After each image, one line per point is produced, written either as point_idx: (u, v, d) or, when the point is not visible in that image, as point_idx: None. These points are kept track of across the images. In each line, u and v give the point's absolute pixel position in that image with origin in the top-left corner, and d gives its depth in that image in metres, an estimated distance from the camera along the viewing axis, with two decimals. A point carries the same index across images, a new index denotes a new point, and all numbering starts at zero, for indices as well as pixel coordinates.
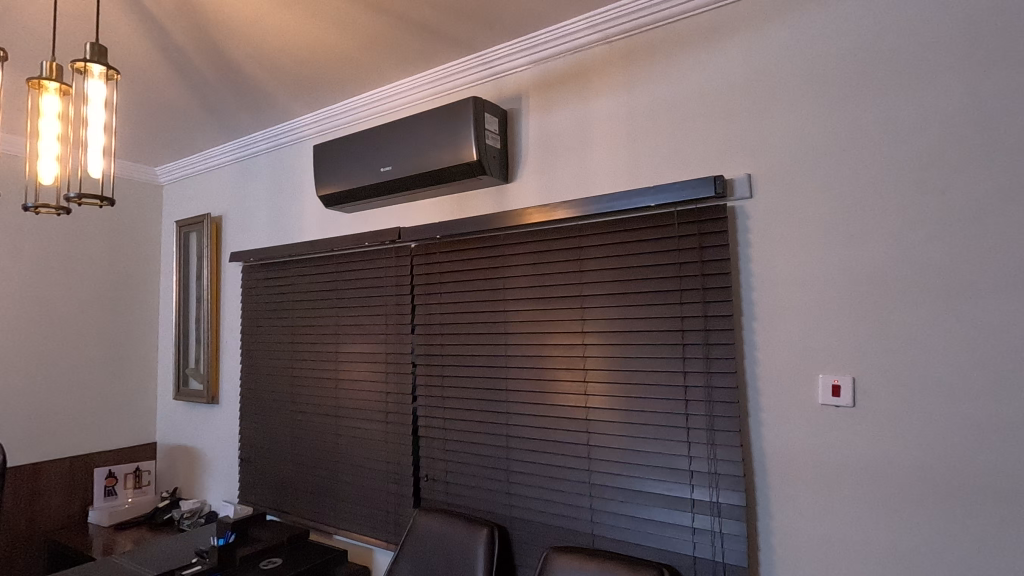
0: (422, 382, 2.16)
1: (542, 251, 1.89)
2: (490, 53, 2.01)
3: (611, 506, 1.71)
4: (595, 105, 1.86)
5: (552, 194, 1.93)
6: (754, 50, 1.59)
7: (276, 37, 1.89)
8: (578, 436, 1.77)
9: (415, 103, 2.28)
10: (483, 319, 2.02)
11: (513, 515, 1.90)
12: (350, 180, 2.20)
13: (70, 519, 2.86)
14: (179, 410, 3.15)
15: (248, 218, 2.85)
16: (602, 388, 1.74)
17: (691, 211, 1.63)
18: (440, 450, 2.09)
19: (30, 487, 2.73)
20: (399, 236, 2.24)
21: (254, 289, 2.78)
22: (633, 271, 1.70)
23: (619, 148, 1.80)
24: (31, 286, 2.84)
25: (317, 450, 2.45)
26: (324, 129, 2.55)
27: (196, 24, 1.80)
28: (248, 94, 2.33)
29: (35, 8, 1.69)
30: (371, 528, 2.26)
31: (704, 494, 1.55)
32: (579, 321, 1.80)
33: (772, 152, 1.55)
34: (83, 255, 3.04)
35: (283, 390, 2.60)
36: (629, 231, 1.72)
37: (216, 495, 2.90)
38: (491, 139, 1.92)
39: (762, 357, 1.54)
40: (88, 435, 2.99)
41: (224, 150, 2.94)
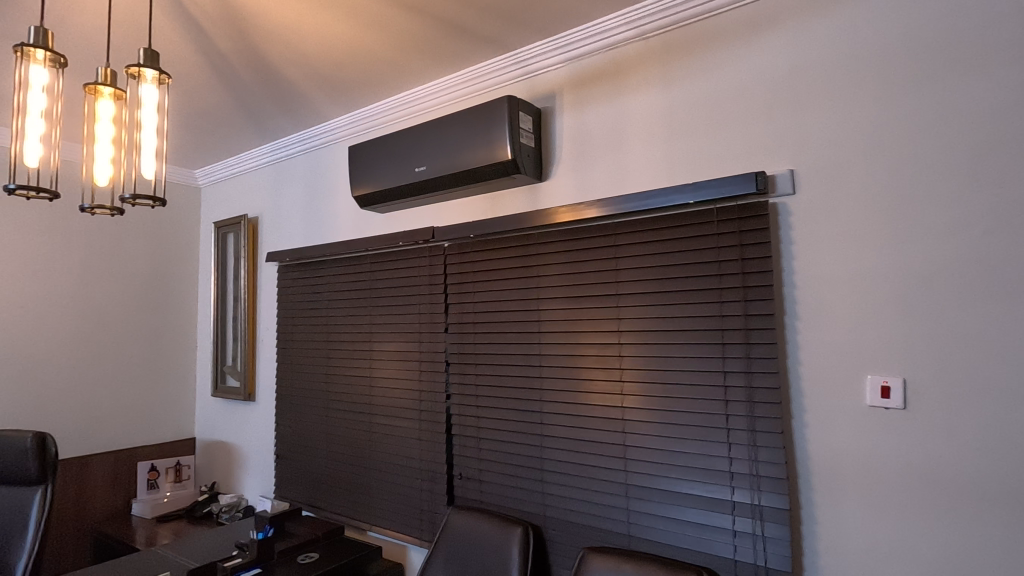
0: (455, 381, 2.17)
1: (577, 250, 1.87)
2: (524, 52, 2.01)
3: (648, 507, 1.68)
4: (630, 102, 1.84)
5: (587, 192, 1.91)
6: (797, 43, 1.56)
7: (314, 41, 1.93)
8: (614, 437, 1.76)
9: (449, 104, 2.30)
10: (517, 318, 2.01)
11: (547, 514, 1.90)
12: (384, 180, 2.23)
13: (115, 511, 2.96)
14: (216, 406, 3.23)
15: (283, 219, 2.91)
16: (639, 388, 1.72)
17: (731, 207, 1.60)
18: (474, 448, 2.09)
19: (78, 479, 2.83)
20: (433, 236, 2.25)
21: (289, 288, 2.83)
22: (671, 269, 1.68)
23: (655, 146, 1.78)
24: (79, 286, 2.94)
25: (351, 448, 2.48)
26: (358, 131, 2.58)
27: (238, 28, 1.84)
28: (286, 98, 2.37)
29: (88, 17, 1.76)
30: (405, 526, 2.28)
31: (745, 497, 1.52)
32: (614, 321, 1.78)
33: (816, 147, 1.51)
34: (127, 255, 3.14)
35: (318, 387, 2.65)
36: (666, 230, 1.70)
37: (252, 490, 2.96)
38: (525, 138, 1.92)
39: (805, 356, 1.50)
40: (131, 430, 3.09)
41: (260, 152, 3.01)
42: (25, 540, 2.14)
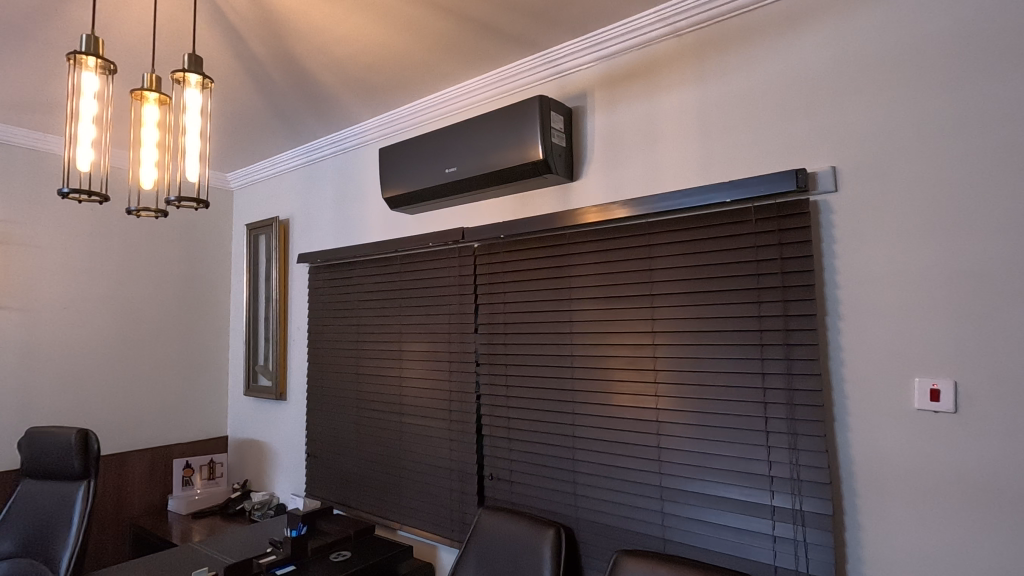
0: (485, 381, 2.17)
1: (609, 250, 1.86)
2: (555, 52, 2.01)
3: (684, 510, 1.66)
4: (663, 100, 1.82)
5: (619, 192, 1.90)
6: (837, 37, 1.52)
7: (347, 44, 1.95)
8: (648, 438, 1.74)
9: (478, 105, 2.30)
10: (547, 318, 2.01)
11: (579, 516, 1.88)
12: (414, 182, 2.24)
13: (152, 506, 3.03)
14: (248, 405, 3.29)
15: (313, 220, 2.95)
16: (673, 390, 1.70)
17: (769, 206, 1.57)
18: (504, 449, 2.09)
19: (117, 475, 2.90)
20: (463, 236, 2.26)
21: (320, 289, 2.87)
22: (706, 269, 1.66)
23: (689, 144, 1.75)
24: (118, 287, 3.03)
25: (381, 447, 2.50)
26: (387, 133, 2.60)
27: (273, 33, 1.88)
28: (317, 101, 2.41)
29: (132, 27, 1.81)
30: (435, 526, 2.29)
31: (785, 501, 1.49)
32: (648, 321, 1.76)
33: (858, 143, 1.48)
34: (163, 257, 3.22)
35: (348, 387, 2.68)
36: (701, 229, 1.68)
37: (284, 488, 3.01)
38: (556, 138, 1.91)
39: (849, 358, 1.47)
40: (166, 428, 3.17)
41: (291, 155, 3.06)
42: (69, 534, 2.20)
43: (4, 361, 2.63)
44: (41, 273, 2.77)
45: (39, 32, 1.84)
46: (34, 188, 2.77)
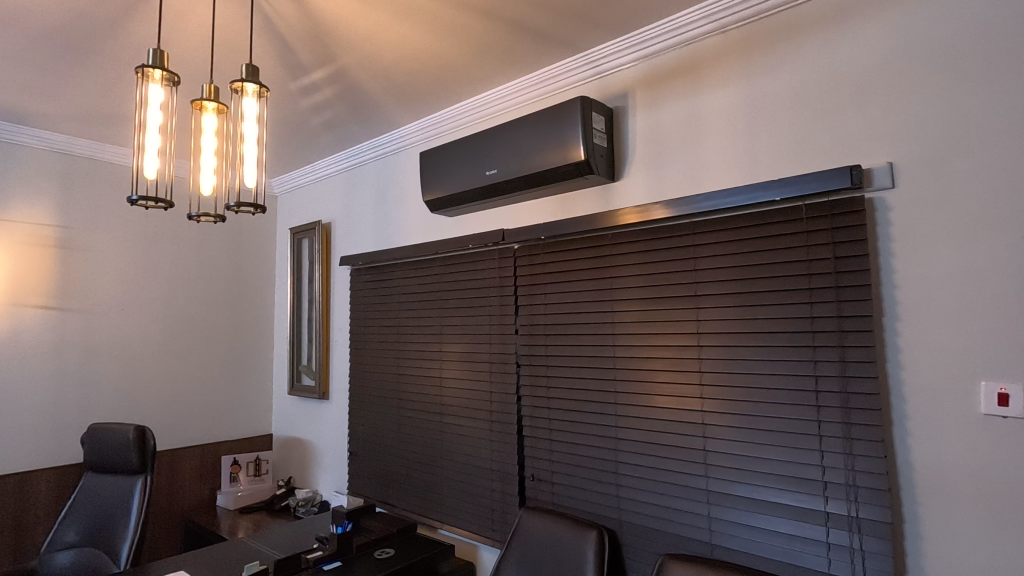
0: (526, 381, 2.18)
1: (653, 250, 1.84)
2: (597, 52, 2.00)
3: (732, 515, 1.63)
4: (707, 98, 1.79)
5: (662, 192, 1.88)
6: (894, 28, 1.47)
7: (390, 51, 1.99)
8: (694, 441, 1.71)
9: (518, 107, 2.31)
10: (589, 319, 2.00)
11: (623, 519, 1.87)
12: (455, 184, 2.27)
13: (202, 501, 3.14)
14: (292, 405, 3.38)
15: (355, 224, 3.02)
16: (720, 392, 1.67)
17: (822, 204, 1.53)
18: (546, 449, 2.09)
19: (169, 470, 3.02)
20: (503, 238, 2.27)
21: (361, 291, 2.93)
22: (754, 269, 1.63)
23: (735, 142, 1.72)
24: (169, 289, 3.15)
25: (422, 446, 2.54)
26: (427, 137, 2.64)
27: (320, 42, 1.93)
28: (360, 107, 2.46)
29: (188, 40, 1.89)
30: (476, 526, 2.30)
31: (840, 508, 1.45)
32: (693, 322, 1.74)
33: (916, 138, 1.43)
34: (211, 260, 3.34)
35: (389, 387, 2.72)
36: (750, 228, 1.65)
37: (326, 486, 3.07)
38: (598, 138, 1.91)
39: (908, 361, 1.41)
40: (214, 426, 3.28)
41: (333, 160, 3.13)
42: (129, 526, 2.30)
43: (67, 361, 2.77)
44: (100, 276, 2.90)
45: (103, 47, 1.93)
46: (94, 195, 2.92)
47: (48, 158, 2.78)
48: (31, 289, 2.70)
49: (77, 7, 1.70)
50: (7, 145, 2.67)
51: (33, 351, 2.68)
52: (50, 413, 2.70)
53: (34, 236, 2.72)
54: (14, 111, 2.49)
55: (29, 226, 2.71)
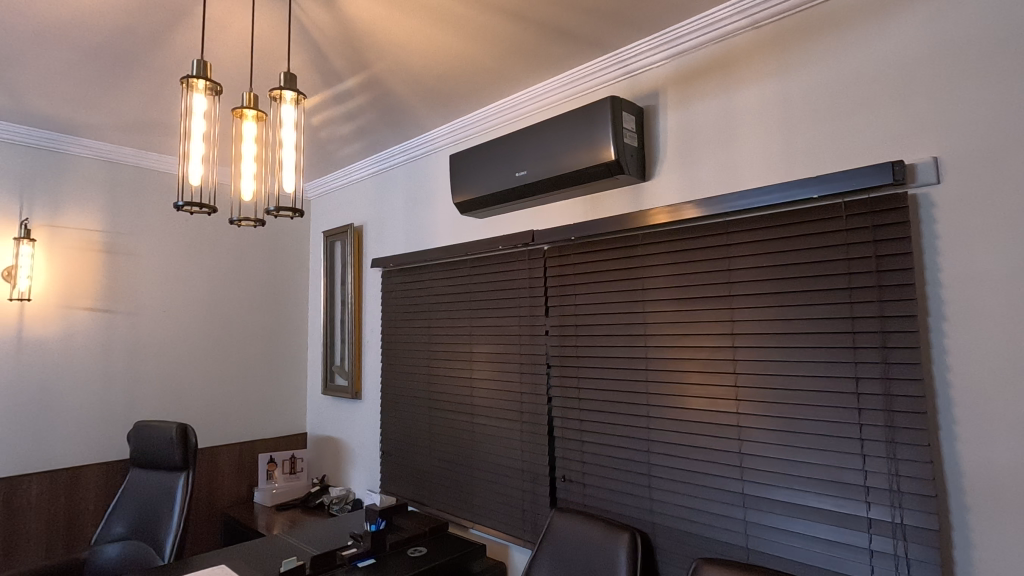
0: (557, 382, 2.18)
1: (685, 250, 1.82)
2: (627, 51, 1.99)
3: (769, 520, 1.60)
4: (740, 94, 1.77)
5: (694, 191, 1.85)
6: (938, 18, 1.42)
7: (420, 56, 2.02)
8: (729, 444, 1.69)
9: (547, 108, 2.31)
10: (620, 320, 1.99)
11: (656, 521, 1.85)
12: (484, 186, 2.28)
13: (240, 497, 3.23)
14: (326, 404, 3.45)
15: (386, 227, 3.07)
16: (756, 393, 1.64)
17: (863, 200, 1.49)
18: (577, 451, 2.09)
19: (209, 467, 3.12)
20: (533, 239, 2.27)
21: (392, 292, 2.97)
22: (791, 268, 1.59)
23: (770, 139, 1.69)
24: (209, 292, 3.25)
25: (453, 446, 2.56)
26: (457, 139, 2.66)
27: (353, 49, 1.97)
28: (391, 111, 2.50)
29: (228, 50, 1.95)
30: (507, 526, 2.31)
31: (883, 514, 1.40)
32: (728, 323, 1.71)
33: (963, 131, 1.38)
34: (248, 263, 3.43)
35: (420, 387, 2.75)
36: (786, 226, 1.61)
37: (360, 484, 3.12)
38: (628, 138, 1.89)
39: (956, 362, 1.36)
40: (252, 424, 3.37)
41: (364, 164, 3.19)
42: (172, 520, 2.38)
43: (113, 361, 2.89)
44: (145, 279, 3.02)
45: (148, 59, 2.01)
46: (138, 202, 3.03)
47: (96, 166, 2.91)
48: (80, 291, 2.82)
49: (125, 22, 1.77)
50: (58, 155, 2.80)
51: (83, 351, 2.80)
52: (98, 410, 2.82)
53: (84, 241, 2.85)
54: (64, 122, 2.61)
55: (79, 232, 2.84)
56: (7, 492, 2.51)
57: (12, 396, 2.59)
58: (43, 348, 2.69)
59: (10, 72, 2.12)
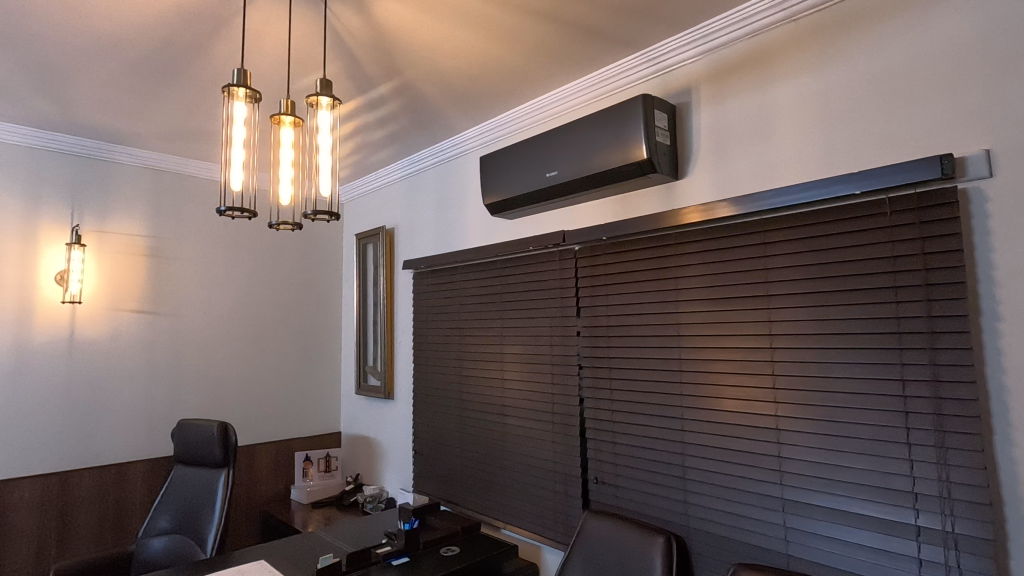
0: (589, 384, 2.16)
1: (720, 249, 1.79)
2: (658, 48, 1.97)
3: (810, 525, 1.55)
4: (777, 89, 1.72)
5: (728, 189, 1.82)
6: (987, 5, 1.36)
7: (451, 59, 2.03)
8: (767, 447, 1.65)
9: (577, 108, 2.30)
10: (653, 321, 1.97)
11: (691, 525, 1.82)
12: (515, 187, 2.29)
13: (278, 494, 3.31)
14: (359, 404, 3.51)
15: (416, 229, 3.10)
16: (795, 396, 1.60)
17: (908, 196, 1.43)
18: (609, 452, 2.07)
19: (248, 464, 3.21)
20: (564, 240, 2.26)
21: (423, 294, 3.00)
22: (832, 266, 1.55)
23: (808, 135, 1.65)
24: (247, 294, 3.34)
25: (485, 447, 2.57)
26: (486, 141, 2.67)
27: (385, 54, 1.99)
28: (421, 115, 2.52)
29: (265, 59, 2.00)
30: (539, 527, 2.30)
31: (933, 522, 1.35)
32: (765, 323, 1.67)
33: (1017, 122, 1.31)
34: (284, 266, 3.51)
35: (452, 388, 2.77)
36: (827, 224, 1.57)
37: (392, 483, 3.17)
38: (660, 136, 1.87)
39: (1011, 365, 1.30)
40: (288, 423, 3.45)
41: (395, 167, 3.23)
42: (214, 516, 2.45)
43: (158, 361, 3.00)
44: (186, 282, 3.12)
45: (189, 69, 2.08)
46: (180, 207, 3.14)
47: (140, 173, 3.02)
48: (127, 294, 2.93)
49: (168, 34, 1.84)
50: (105, 163, 2.92)
51: (130, 352, 2.91)
52: (144, 409, 2.93)
53: (130, 246, 2.96)
54: (112, 132, 2.72)
55: (126, 237, 2.96)
56: (60, 486, 2.63)
57: (63, 395, 2.71)
58: (93, 348, 2.81)
59: (62, 85, 2.22)
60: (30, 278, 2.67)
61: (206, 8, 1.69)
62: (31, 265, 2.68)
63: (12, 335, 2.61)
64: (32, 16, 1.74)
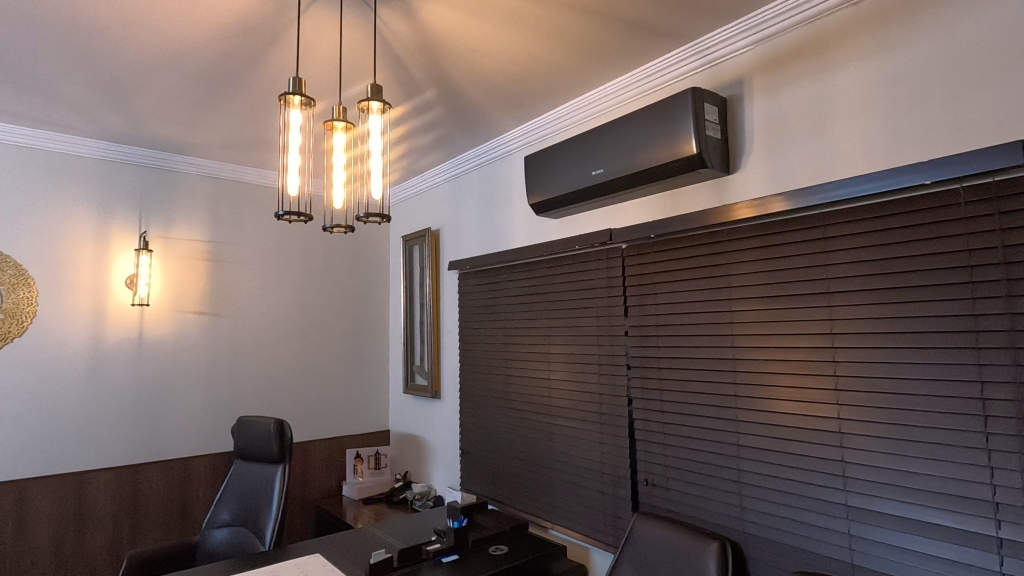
0: (637, 384, 2.13)
1: (776, 245, 1.72)
2: (708, 40, 1.92)
3: (876, 534, 1.48)
4: (836, 77, 1.65)
5: (784, 183, 1.75)
6: None
7: (496, 60, 2.04)
8: (830, 451, 1.58)
9: (623, 104, 2.27)
10: (704, 320, 1.91)
11: (747, 531, 1.76)
12: (560, 186, 2.27)
13: (330, 490, 3.42)
14: (407, 403, 3.57)
15: (461, 230, 3.13)
16: (860, 397, 1.52)
17: (985, 185, 1.34)
18: (660, 454, 2.03)
19: (302, 461, 3.33)
20: (611, 238, 2.24)
21: (469, 294, 3.03)
22: (899, 262, 1.47)
23: (872, 123, 1.57)
24: (299, 296, 3.46)
25: (532, 447, 2.57)
26: (531, 141, 2.67)
27: (432, 58, 2.02)
28: (466, 117, 2.54)
29: (316, 67, 2.06)
30: (588, 528, 2.28)
31: (1016, 533, 1.26)
32: (826, 322, 1.60)
33: None
34: (334, 268, 3.61)
35: (498, 388, 2.79)
36: (893, 217, 1.49)
37: (440, 481, 3.21)
38: (711, 130, 1.82)
39: None
40: (340, 422, 3.54)
41: (440, 169, 3.27)
42: (271, 510, 2.54)
43: (218, 360, 3.14)
44: (243, 285, 3.26)
45: (247, 80, 2.17)
46: (238, 213, 3.28)
47: (201, 181, 3.17)
48: (189, 297, 3.08)
49: (227, 47, 1.92)
50: (169, 173, 3.08)
51: (192, 351, 3.06)
52: (206, 405, 3.07)
53: (192, 251, 3.11)
54: (175, 142, 2.87)
55: (188, 243, 3.11)
56: (132, 478, 2.79)
57: (132, 393, 2.87)
58: (160, 349, 2.96)
59: (131, 99, 2.36)
60: (104, 283, 2.85)
61: (262, 20, 1.75)
62: (104, 270, 2.85)
63: (88, 336, 2.78)
64: (104, 35, 1.85)
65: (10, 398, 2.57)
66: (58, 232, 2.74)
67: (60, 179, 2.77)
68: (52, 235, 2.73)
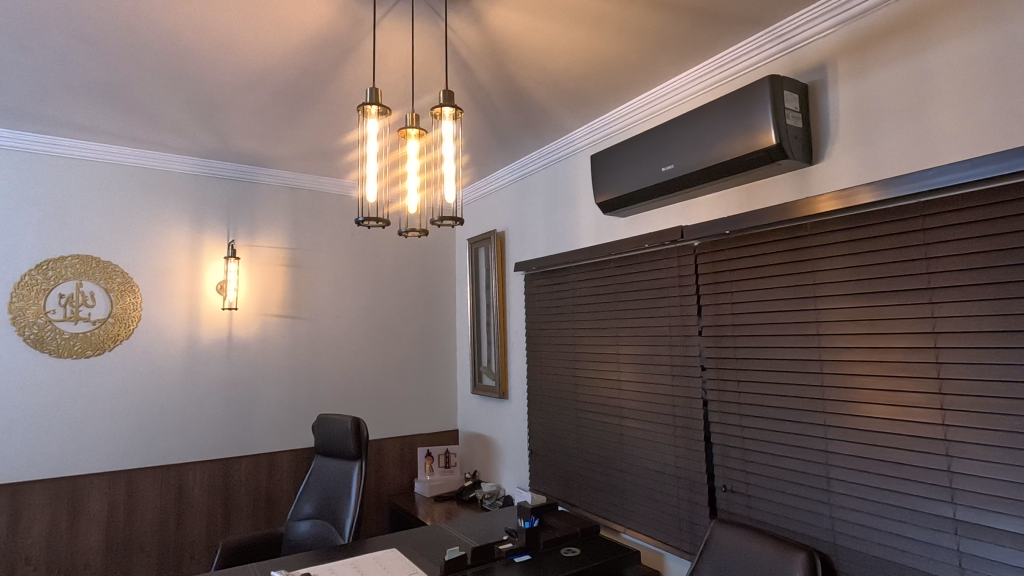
0: (713, 386, 2.05)
1: (868, 238, 1.61)
2: (785, 24, 1.82)
3: (988, 551, 1.35)
4: (932, 55, 1.53)
5: (875, 171, 1.63)
6: None
7: (561, 59, 2.03)
8: (933, 459, 1.45)
9: (693, 97, 2.20)
10: (786, 319, 1.82)
11: (837, 542, 1.66)
12: (628, 184, 2.24)
13: (402, 487, 3.52)
14: (475, 403, 3.62)
15: (527, 230, 3.14)
16: (970, 402, 1.40)
17: None
18: (739, 459, 1.95)
19: (376, 458, 3.45)
20: (682, 236, 2.17)
21: (535, 295, 3.04)
22: (1011, 254, 1.34)
23: (976, 102, 1.44)
24: (372, 299, 3.59)
25: (602, 448, 2.53)
26: (597, 139, 2.64)
27: (498, 62, 2.04)
28: (532, 119, 2.55)
29: (388, 77, 2.13)
30: (662, 533, 2.23)
31: None
32: (928, 320, 1.48)
33: None
34: (403, 271, 3.72)
35: (567, 389, 2.77)
36: (1003, 204, 1.36)
37: (509, 481, 3.23)
38: (792, 119, 1.73)
39: None
40: (412, 421, 3.64)
41: (505, 171, 3.30)
42: (349, 504, 2.64)
43: (299, 361, 3.31)
44: (321, 290, 3.42)
45: (323, 93, 2.28)
46: (315, 220, 3.45)
47: (282, 191, 3.36)
48: (272, 300, 3.27)
49: (306, 62, 2.02)
50: (254, 185, 3.28)
51: (276, 352, 3.25)
52: (288, 403, 3.24)
53: (275, 257, 3.30)
54: (259, 156, 3.06)
55: (271, 250, 3.30)
56: (223, 469, 3.00)
57: (224, 390, 3.08)
58: (248, 349, 3.17)
59: (221, 117, 2.53)
60: (198, 289, 3.07)
61: (338, 35, 1.83)
62: (198, 277, 3.08)
63: (185, 337, 3.01)
64: (198, 58, 2.00)
65: (121, 394, 2.82)
66: (159, 242, 2.99)
67: (160, 194, 3.02)
68: (153, 245, 2.97)
